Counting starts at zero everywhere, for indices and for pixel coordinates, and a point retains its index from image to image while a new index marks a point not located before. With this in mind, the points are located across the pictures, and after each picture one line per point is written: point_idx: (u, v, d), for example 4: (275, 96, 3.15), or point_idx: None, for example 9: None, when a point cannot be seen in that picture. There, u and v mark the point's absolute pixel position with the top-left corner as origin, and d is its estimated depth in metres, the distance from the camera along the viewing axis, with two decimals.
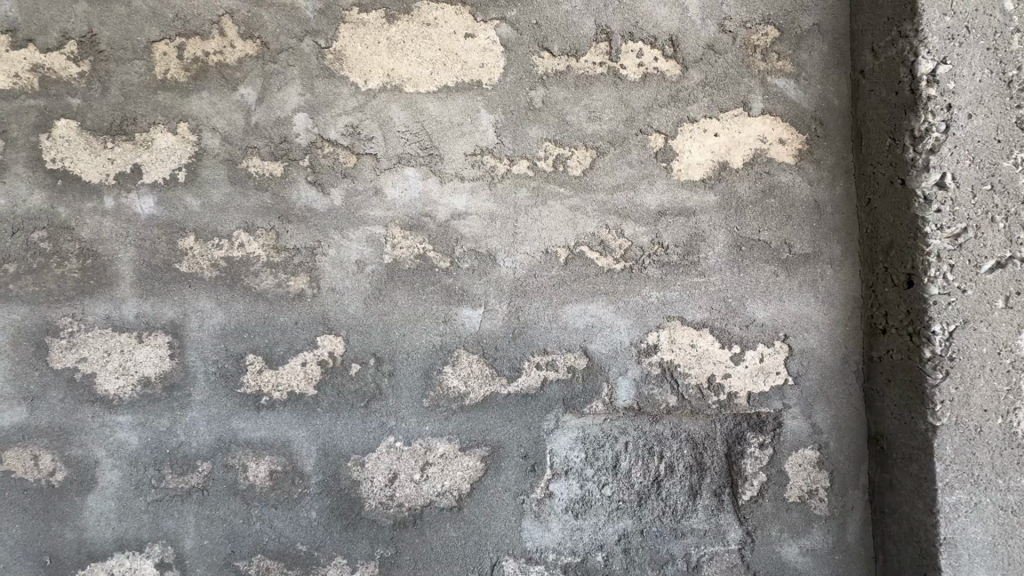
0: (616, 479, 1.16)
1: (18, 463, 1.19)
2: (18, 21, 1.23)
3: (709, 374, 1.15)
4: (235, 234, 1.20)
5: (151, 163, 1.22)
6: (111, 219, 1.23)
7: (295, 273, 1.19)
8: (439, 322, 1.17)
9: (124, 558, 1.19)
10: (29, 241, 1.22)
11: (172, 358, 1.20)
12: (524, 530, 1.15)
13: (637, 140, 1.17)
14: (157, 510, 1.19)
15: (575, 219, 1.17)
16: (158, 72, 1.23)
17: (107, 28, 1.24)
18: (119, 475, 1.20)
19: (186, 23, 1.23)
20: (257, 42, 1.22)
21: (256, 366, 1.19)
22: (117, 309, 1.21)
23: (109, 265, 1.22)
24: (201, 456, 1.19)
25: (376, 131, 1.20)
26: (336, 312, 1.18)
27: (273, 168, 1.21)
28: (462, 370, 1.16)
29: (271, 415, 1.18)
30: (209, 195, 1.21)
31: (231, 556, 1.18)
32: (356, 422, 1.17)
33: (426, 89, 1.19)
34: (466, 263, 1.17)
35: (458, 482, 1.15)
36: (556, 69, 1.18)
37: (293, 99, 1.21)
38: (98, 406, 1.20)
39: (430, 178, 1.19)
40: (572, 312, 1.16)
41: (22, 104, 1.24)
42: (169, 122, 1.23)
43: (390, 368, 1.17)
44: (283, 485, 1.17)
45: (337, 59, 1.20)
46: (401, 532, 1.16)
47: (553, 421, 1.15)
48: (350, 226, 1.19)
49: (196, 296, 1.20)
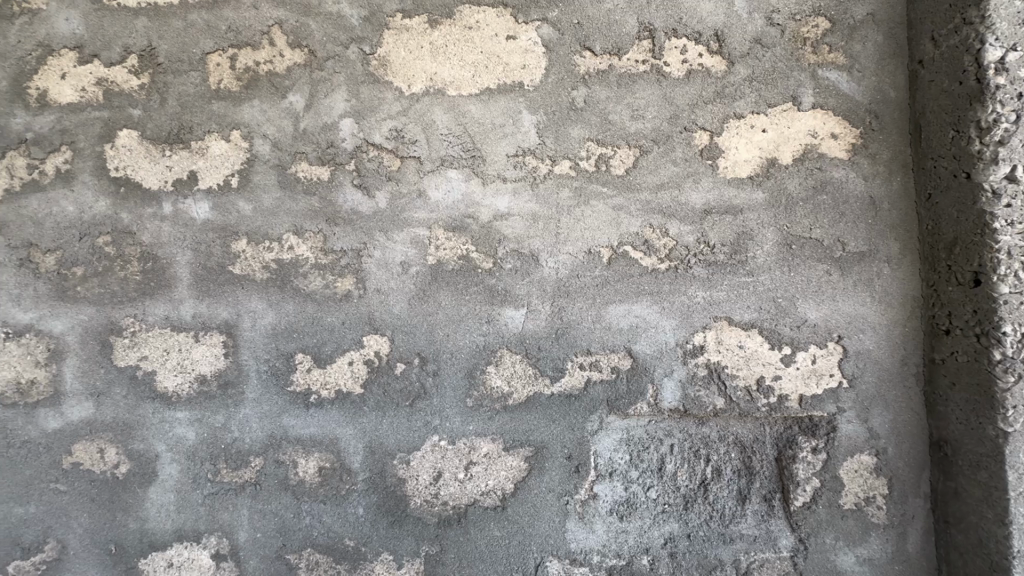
0: (661, 482, 1.15)
1: (87, 455, 1.27)
2: (85, 38, 1.32)
3: (758, 376, 1.13)
4: (285, 237, 1.24)
5: (206, 170, 1.28)
6: (169, 224, 1.28)
7: (342, 274, 1.22)
8: (482, 322, 1.18)
9: (182, 549, 1.24)
10: (95, 246, 1.30)
11: (226, 356, 1.25)
12: (569, 531, 1.14)
13: (681, 138, 1.15)
14: (213, 503, 1.23)
15: (618, 219, 1.16)
16: (212, 83, 1.29)
17: (165, 41, 1.30)
18: (178, 468, 1.25)
19: (238, 34, 1.28)
20: (305, 50, 1.26)
21: (306, 366, 1.22)
22: (175, 310, 1.27)
23: (168, 267, 1.28)
24: (254, 452, 1.23)
25: (420, 135, 1.22)
26: (382, 313, 1.20)
27: (321, 173, 1.24)
28: (505, 370, 1.17)
29: (320, 412, 1.21)
30: (260, 199, 1.26)
31: (282, 549, 1.21)
32: (402, 420, 1.19)
33: (468, 92, 1.20)
34: (509, 263, 1.18)
35: (501, 482, 1.16)
36: (598, 68, 1.17)
37: (340, 105, 1.24)
38: (158, 402, 1.26)
39: (472, 180, 1.20)
40: (615, 312, 1.15)
41: (89, 116, 1.32)
42: (222, 130, 1.28)
43: (435, 368, 1.18)
44: (330, 482, 1.20)
45: (382, 65, 1.23)
46: (446, 530, 1.17)
47: (596, 422, 1.14)
48: (395, 227, 1.21)
49: (249, 297, 1.25)
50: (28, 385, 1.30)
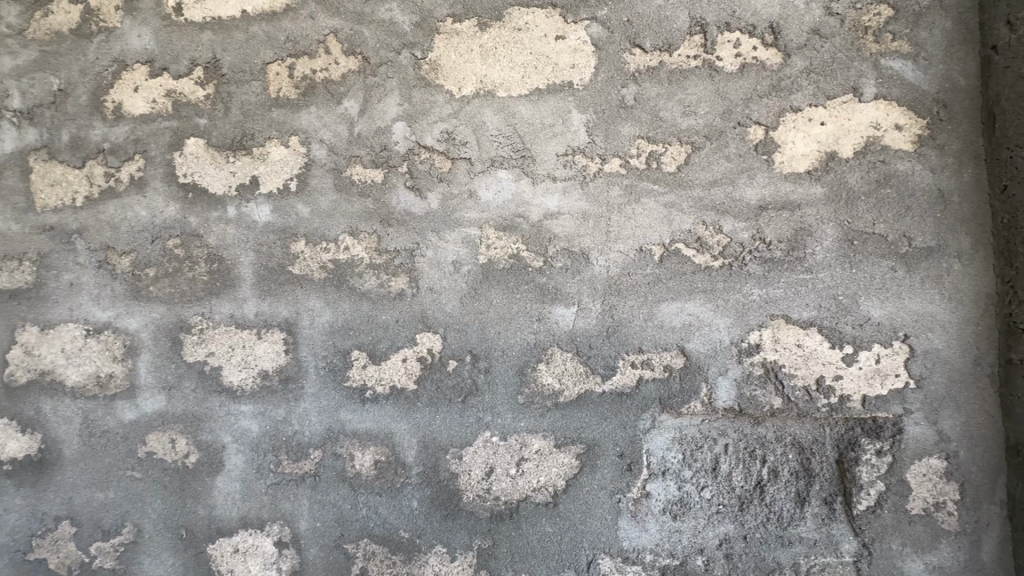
0: (715, 482, 1.14)
1: (160, 445, 1.35)
2: (156, 53, 1.41)
3: (818, 375, 1.10)
4: (341, 238, 1.29)
5: (266, 175, 1.34)
6: (233, 226, 1.35)
7: (396, 273, 1.26)
8: (533, 320, 1.19)
9: (247, 535, 1.30)
10: (166, 248, 1.38)
11: (287, 353, 1.30)
12: (621, 529, 1.15)
13: (735, 133, 1.14)
14: (275, 493, 1.29)
15: (670, 216, 1.15)
16: (272, 91, 1.35)
17: (228, 53, 1.37)
18: (243, 459, 1.31)
19: (296, 44, 1.34)
20: (359, 57, 1.30)
21: (361, 362, 1.26)
22: (239, 308, 1.33)
23: (232, 268, 1.34)
24: (313, 444, 1.28)
25: (470, 136, 1.24)
26: (435, 311, 1.23)
27: (375, 175, 1.28)
28: (556, 368, 1.17)
29: (376, 407, 1.25)
30: (317, 202, 1.31)
31: (340, 539, 1.26)
32: (454, 416, 1.21)
33: (518, 92, 1.22)
34: (559, 262, 1.19)
35: (553, 479, 1.17)
36: (648, 65, 1.17)
37: (392, 109, 1.28)
38: (224, 396, 1.33)
39: (522, 179, 1.21)
40: (667, 310, 1.14)
41: (159, 126, 1.40)
42: (282, 136, 1.34)
43: (486, 365, 1.20)
44: (386, 475, 1.24)
45: (433, 69, 1.26)
46: (499, 525, 1.19)
47: (649, 421, 1.14)
48: (447, 228, 1.24)
49: (307, 296, 1.30)
50: (107, 378, 1.39)
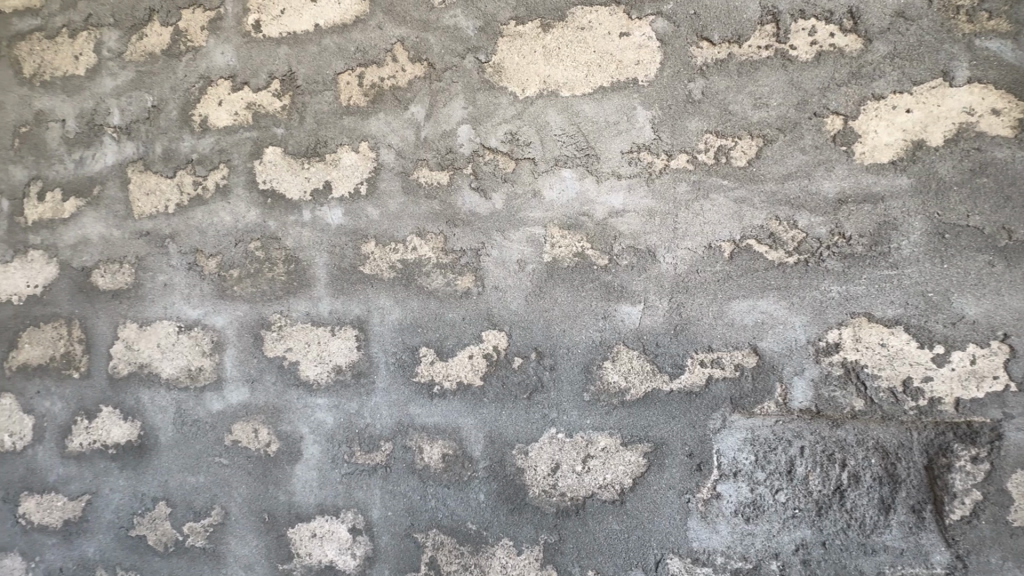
0: (790, 485, 1.10)
1: (244, 434, 1.45)
2: (238, 68, 1.51)
3: (904, 376, 1.04)
4: (409, 239, 1.34)
5: (339, 179, 1.41)
6: (309, 229, 1.43)
7: (462, 272, 1.29)
8: (599, 318, 1.19)
9: (324, 521, 1.37)
10: (248, 251, 1.48)
11: (359, 349, 1.36)
12: (690, 530, 1.13)
13: (810, 124, 1.10)
14: (349, 482, 1.36)
15: (741, 212, 1.12)
16: (343, 100, 1.41)
17: (302, 65, 1.45)
18: (319, 449, 1.39)
19: (365, 54, 1.40)
20: (425, 63, 1.34)
21: (429, 359, 1.30)
22: (314, 307, 1.41)
23: (308, 269, 1.42)
24: (384, 437, 1.33)
25: (534, 136, 1.26)
26: (500, 309, 1.26)
27: (441, 177, 1.32)
28: (622, 367, 1.17)
29: (443, 402, 1.29)
30: (386, 204, 1.36)
31: (411, 528, 1.31)
32: (520, 412, 1.23)
33: (582, 92, 1.22)
34: (625, 260, 1.18)
35: (620, 477, 1.17)
36: (716, 58, 1.15)
37: (458, 112, 1.32)
38: (301, 389, 1.41)
39: (587, 178, 1.22)
40: (738, 308, 1.12)
41: (241, 137, 1.50)
42: (353, 142, 1.40)
43: (552, 362, 1.22)
44: (454, 468, 1.28)
45: (497, 72, 1.29)
46: (565, 521, 1.20)
47: (719, 420, 1.12)
48: (512, 227, 1.26)
49: (378, 295, 1.36)
50: (197, 371, 1.51)
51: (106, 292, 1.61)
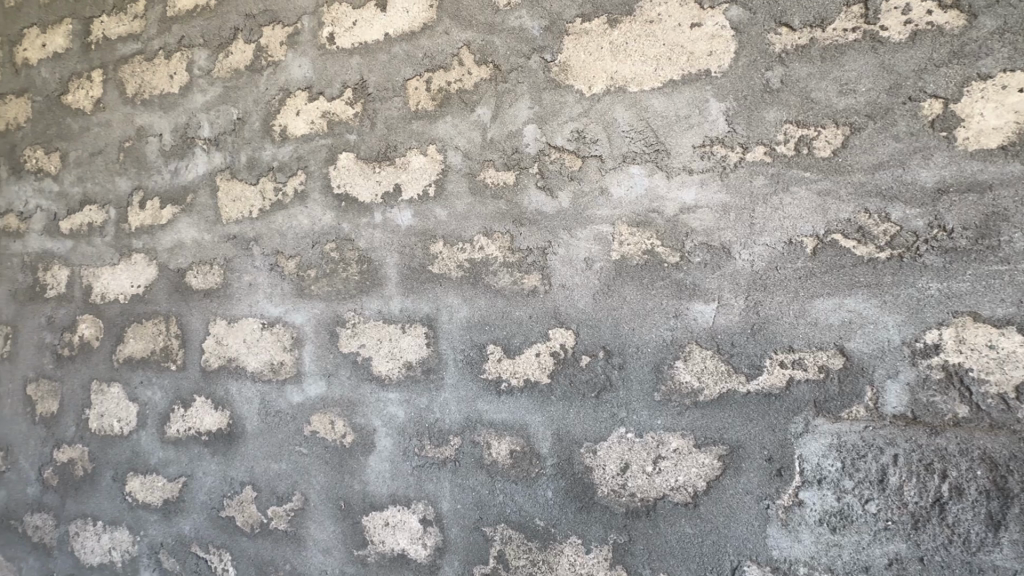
0: (882, 495, 1.03)
1: (322, 425, 1.53)
2: (314, 80, 1.60)
3: (1017, 381, 0.96)
4: (476, 238, 1.37)
5: (408, 182, 1.46)
6: (380, 230, 1.49)
7: (529, 271, 1.30)
8: (670, 316, 1.17)
9: (396, 511, 1.43)
10: (324, 252, 1.56)
11: (428, 346, 1.41)
12: (770, 537, 1.09)
13: (904, 110, 1.03)
14: (420, 474, 1.40)
15: (825, 205, 1.07)
16: (412, 105, 1.46)
17: (374, 74, 1.51)
18: (391, 441, 1.44)
19: (432, 60, 1.44)
20: (490, 66, 1.37)
21: (497, 356, 1.32)
22: (386, 305, 1.47)
23: (380, 268, 1.48)
24: (453, 432, 1.37)
25: (601, 134, 1.25)
26: (567, 307, 1.26)
27: (508, 177, 1.34)
28: (695, 366, 1.14)
29: (511, 399, 1.30)
30: (454, 205, 1.39)
31: (479, 521, 1.34)
32: (589, 411, 1.23)
33: (651, 86, 1.20)
34: (698, 257, 1.15)
35: (693, 479, 1.14)
36: (796, 44, 1.10)
37: (524, 112, 1.33)
38: (374, 384, 1.47)
39: (656, 174, 1.19)
40: (822, 306, 1.06)
41: (317, 144, 1.58)
42: (421, 145, 1.44)
43: (621, 361, 1.21)
44: (521, 464, 1.29)
45: (562, 71, 1.29)
46: (635, 522, 1.19)
47: (802, 424, 1.07)
48: (579, 225, 1.26)
49: (446, 293, 1.39)
50: (279, 365, 1.61)
51: (198, 292, 1.75)
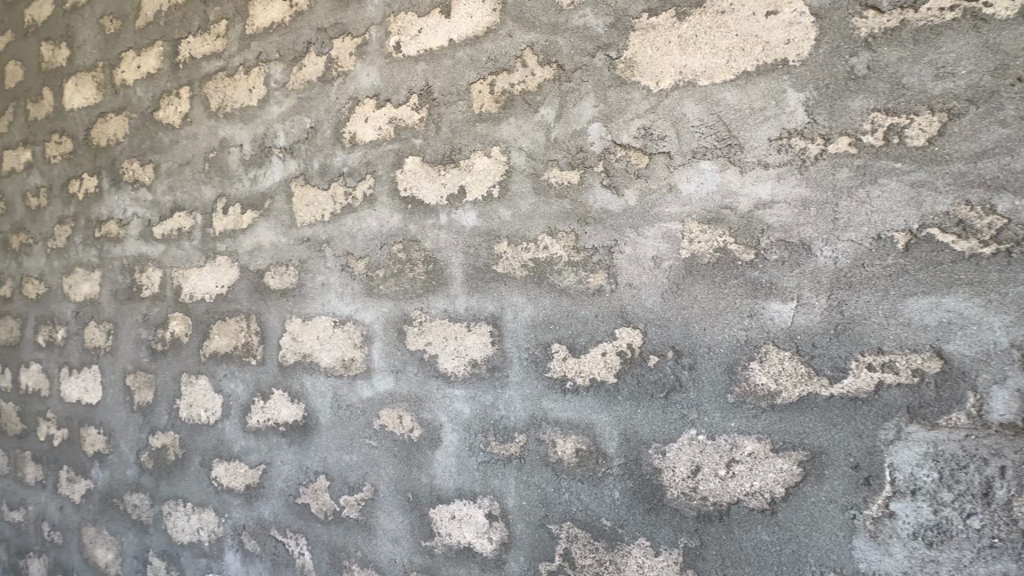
0: (987, 510, 0.96)
1: (391, 420, 1.60)
2: (382, 87, 1.66)
3: None
4: (541, 238, 1.37)
5: (473, 183, 1.48)
6: (445, 231, 1.53)
7: (594, 270, 1.30)
8: (744, 316, 1.13)
9: (462, 505, 1.47)
10: (392, 253, 1.62)
11: (493, 344, 1.43)
12: (857, 550, 1.04)
13: (1012, 92, 0.95)
14: (486, 470, 1.43)
15: (918, 198, 1.00)
16: (476, 108, 1.49)
17: (438, 79, 1.56)
18: (457, 437, 1.48)
19: (496, 62, 1.46)
20: (554, 65, 1.37)
21: (562, 355, 1.33)
22: (451, 304, 1.50)
23: (445, 268, 1.52)
24: (518, 429, 1.39)
25: (669, 130, 1.22)
26: (634, 306, 1.24)
27: (572, 177, 1.34)
28: (772, 368, 1.10)
29: (576, 398, 1.31)
30: (518, 206, 1.41)
31: (545, 519, 1.35)
32: (657, 411, 1.21)
33: (722, 79, 1.17)
34: (774, 254, 1.11)
35: (769, 484, 1.10)
36: (885, 27, 1.04)
37: (588, 111, 1.32)
38: (440, 380, 1.51)
39: (729, 169, 1.16)
40: (915, 306, 1.00)
41: (385, 149, 1.65)
42: (485, 147, 1.47)
43: (691, 362, 1.18)
44: (587, 463, 1.29)
45: (629, 67, 1.28)
46: (707, 526, 1.16)
47: (892, 431, 1.01)
48: (646, 223, 1.24)
49: (510, 292, 1.41)
50: (350, 361, 1.69)
51: (276, 291, 1.87)
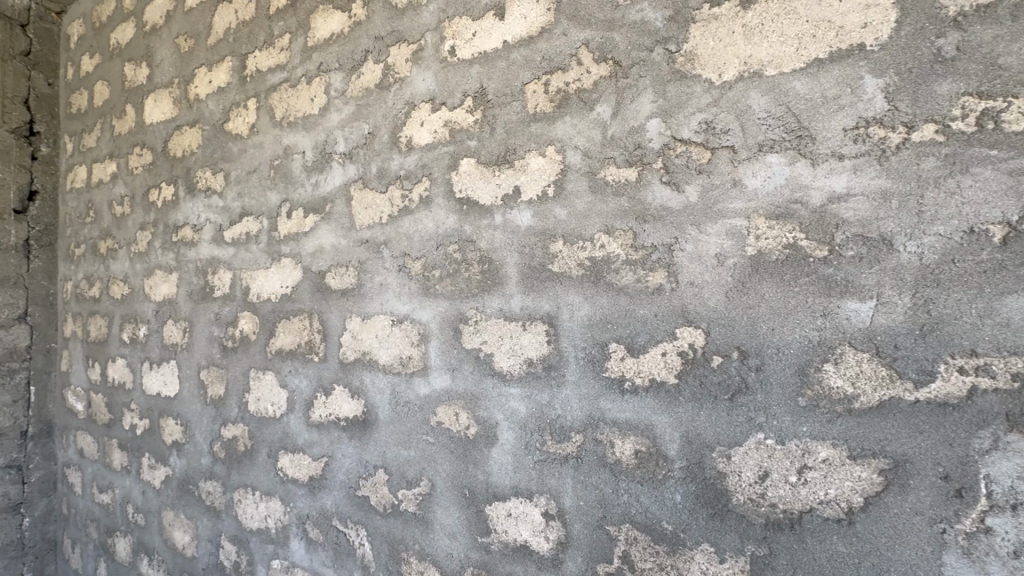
0: None
1: (448, 417, 1.63)
2: (437, 91, 1.70)
3: None
4: (597, 237, 1.36)
5: (527, 183, 1.49)
6: (501, 231, 1.54)
7: (654, 269, 1.27)
8: (816, 315, 1.08)
9: (518, 502, 1.48)
10: (448, 253, 1.65)
11: (549, 343, 1.43)
12: (947, 567, 0.97)
13: None
14: (542, 469, 1.43)
15: (1017, 189, 0.93)
16: (530, 108, 1.49)
17: (493, 81, 1.57)
18: (513, 435, 1.49)
19: (551, 61, 1.46)
20: (610, 62, 1.36)
21: (620, 355, 1.31)
22: (507, 303, 1.51)
23: (500, 268, 1.53)
24: (575, 429, 1.38)
25: (733, 123, 1.19)
26: (696, 305, 1.21)
27: (630, 174, 1.32)
28: (848, 370, 1.05)
29: (635, 399, 1.29)
30: (574, 205, 1.40)
31: (603, 520, 1.33)
32: (721, 414, 1.17)
33: (791, 68, 1.12)
34: (851, 250, 1.06)
35: (846, 493, 1.05)
36: (977, 5, 0.97)
37: (647, 107, 1.30)
38: (496, 379, 1.53)
39: (799, 162, 1.11)
40: (1014, 305, 0.93)
41: (440, 152, 1.68)
42: (540, 146, 1.47)
43: (758, 363, 1.14)
44: (647, 465, 1.27)
45: (689, 60, 1.25)
46: (777, 534, 1.12)
47: (988, 440, 0.94)
48: (709, 220, 1.21)
49: (566, 292, 1.40)
50: (407, 359, 1.73)
51: (336, 291, 1.95)
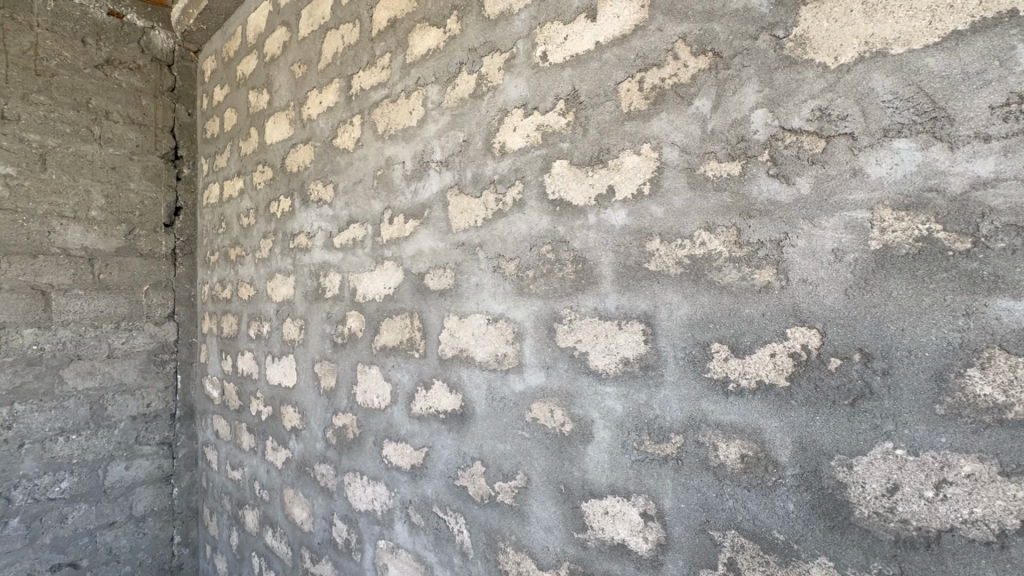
0: None
1: (543, 414, 1.67)
2: (529, 96, 1.75)
3: None
4: (697, 234, 1.33)
5: (622, 182, 1.49)
6: (595, 231, 1.55)
7: (760, 266, 1.22)
8: (957, 315, 0.98)
9: (615, 501, 1.48)
10: (541, 254, 1.69)
11: (646, 342, 1.42)
12: None
13: None
14: (641, 468, 1.43)
15: None
16: (624, 107, 1.49)
17: (585, 83, 1.59)
18: (609, 434, 1.50)
19: (645, 59, 1.45)
20: (710, 54, 1.32)
21: (723, 355, 1.27)
22: (602, 303, 1.52)
23: (594, 268, 1.54)
24: (674, 430, 1.36)
25: (852, 108, 1.11)
26: (810, 303, 1.14)
27: (733, 168, 1.27)
28: (999, 376, 0.94)
29: (741, 401, 1.24)
30: (671, 202, 1.38)
31: (706, 524, 1.30)
32: (841, 420, 1.10)
33: (923, 44, 1.03)
34: (1001, 242, 0.95)
35: (997, 514, 0.94)
36: None
37: (751, 97, 1.25)
38: (591, 377, 1.54)
39: (934, 146, 1.01)
40: None
41: (533, 155, 1.73)
42: (634, 145, 1.46)
43: (885, 366, 1.05)
44: (754, 470, 1.22)
45: (800, 45, 1.18)
46: (910, 553, 1.03)
47: None
48: (825, 213, 1.13)
49: (664, 291, 1.39)
50: (502, 356, 1.80)
51: (435, 292, 2.07)
